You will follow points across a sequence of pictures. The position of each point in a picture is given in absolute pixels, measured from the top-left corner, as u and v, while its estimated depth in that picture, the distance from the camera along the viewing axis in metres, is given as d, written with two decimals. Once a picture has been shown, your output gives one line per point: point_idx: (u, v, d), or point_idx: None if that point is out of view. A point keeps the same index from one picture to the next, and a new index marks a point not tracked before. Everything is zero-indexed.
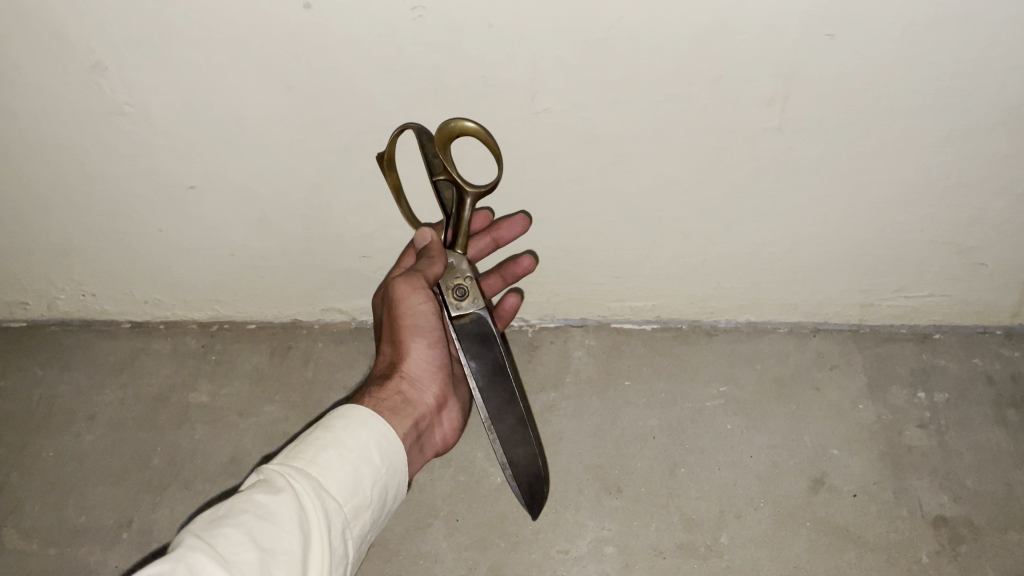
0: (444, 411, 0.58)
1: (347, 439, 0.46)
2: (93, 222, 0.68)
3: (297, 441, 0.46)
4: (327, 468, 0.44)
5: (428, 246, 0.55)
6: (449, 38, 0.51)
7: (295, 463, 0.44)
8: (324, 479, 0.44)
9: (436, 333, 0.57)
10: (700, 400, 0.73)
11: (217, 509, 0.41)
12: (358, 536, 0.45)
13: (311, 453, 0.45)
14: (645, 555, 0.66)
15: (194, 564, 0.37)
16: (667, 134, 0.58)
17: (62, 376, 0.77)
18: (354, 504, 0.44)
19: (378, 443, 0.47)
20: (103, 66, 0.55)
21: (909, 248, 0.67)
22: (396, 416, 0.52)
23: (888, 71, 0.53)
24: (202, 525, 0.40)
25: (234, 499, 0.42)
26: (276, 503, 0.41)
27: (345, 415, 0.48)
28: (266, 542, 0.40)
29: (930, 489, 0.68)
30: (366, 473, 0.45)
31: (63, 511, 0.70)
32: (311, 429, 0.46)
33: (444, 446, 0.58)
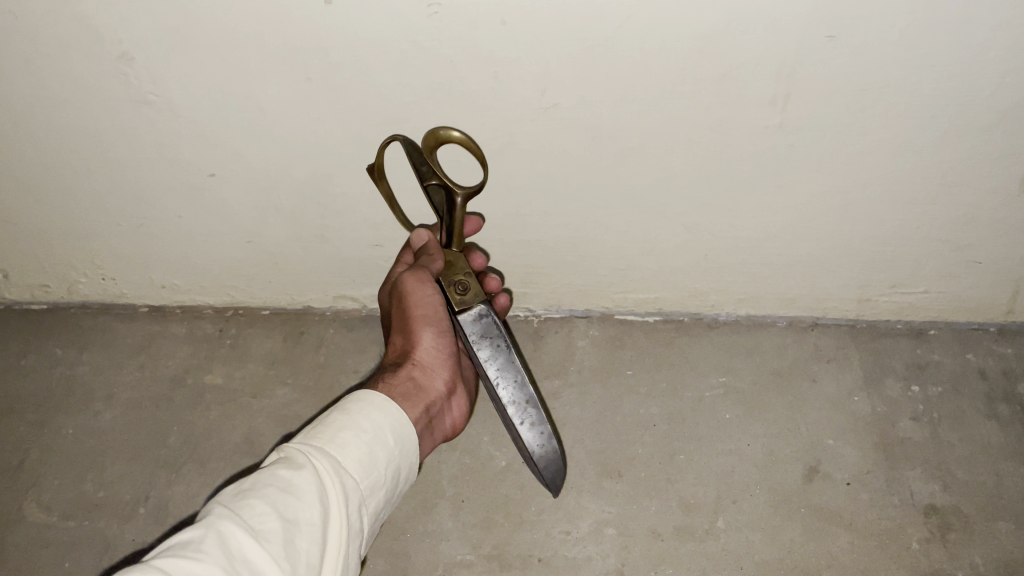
0: (453, 398, 0.61)
1: (363, 421, 0.48)
2: (115, 208, 0.70)
3: (316, 422, 0.48)
4: (345, 447, 0.46)
5: (428, 245, 0.58)
6: (464, 34, 0.54)
7: (315, 443, 0.46)
8: (342, 458, 0.46)
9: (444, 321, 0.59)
10: (700, 390, 0.75)
11: (242, 483, 0.43)
12: (374, 513, 0.47)
13: (330, 433, 0.47)
14: (644, 537, 0.67)
15: (223, 532, 0.39)
16: (672, 130, 0.60)
17: (81, 357, 0.79)
18: (371, 482, 0.46)
19: (393, 426, 0.49)
20: (131, 55, 0.57)
21: (905, 245, 0.69)
22: (408, 401, 0.54)
23: (886, 72, 0.55)
24: (229, 497, 0.42)
25: (258, 474, 0.44)
26: (298, 478, 0.43)
27: (361, 399, 0.50)
28: (289, 513, 0.42)
29: (921, 479, 0.70)
30: (382, 453, 0.48)
31: (81, 487, 0.72)
32: (329, 411, 0.49)
33: (454, 431, 0.61)
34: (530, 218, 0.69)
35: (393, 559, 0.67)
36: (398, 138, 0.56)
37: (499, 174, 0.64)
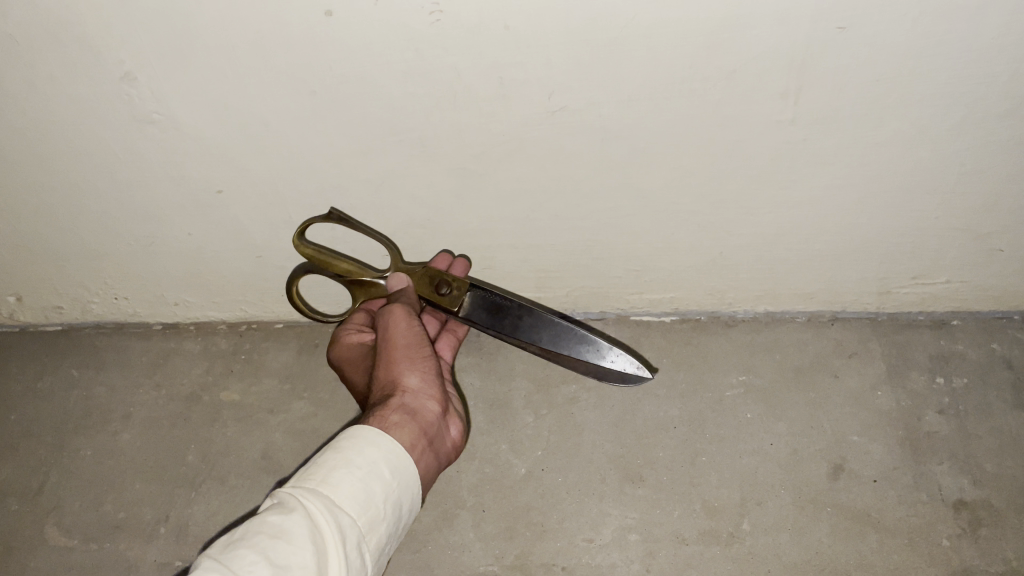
0: (449, 417, 0.59)
1: (355, 457, 0.49)
2: (124, 227, 0.70)
3: (310, 463, 0.49)
4: (338, 486, 0.47)
5: (401, 286, 0.64)
6: (467, 41, 0.53)
7: (307, 485, 0.47)
8: (335, 496, 0.47)
9: (425, 348, 0.59)
10: (720, 390, 0.74)
11: (235, 532, 0.44)
12: (373, 548, 0.48)
13: (322, 474, 0.48)
14: (668, 542, 0.66)
15: None
16: (682, 129, 0.59)
17: (97, 378, 0.79)
18: (368, 518, 0.47)
19: (388, 458, 0.50)
20: (133, 76, 0.57)
21: (925, 236, 0.68)
22: (403, 426, 0.53)
23: (899, 62, 0.54)
24: (220, 550, 0.43)
25: (250, 521, 0.45)
26: (290, 521, 0.44)
27: (354, 435, 0.50)
28: (280, 559, 0.42)
29: (949, 473, 0.68)
30: (377, 488, 0.48)
31: (101, 508, 0.72)
32: (322, 452, 0.49)
33: (457, 451, 0.59)
34: (540, 222, 0.68)
35: (415, 572, 0.67)
36: (315, 221, 0.61)
37: (509, 179, 0.64)
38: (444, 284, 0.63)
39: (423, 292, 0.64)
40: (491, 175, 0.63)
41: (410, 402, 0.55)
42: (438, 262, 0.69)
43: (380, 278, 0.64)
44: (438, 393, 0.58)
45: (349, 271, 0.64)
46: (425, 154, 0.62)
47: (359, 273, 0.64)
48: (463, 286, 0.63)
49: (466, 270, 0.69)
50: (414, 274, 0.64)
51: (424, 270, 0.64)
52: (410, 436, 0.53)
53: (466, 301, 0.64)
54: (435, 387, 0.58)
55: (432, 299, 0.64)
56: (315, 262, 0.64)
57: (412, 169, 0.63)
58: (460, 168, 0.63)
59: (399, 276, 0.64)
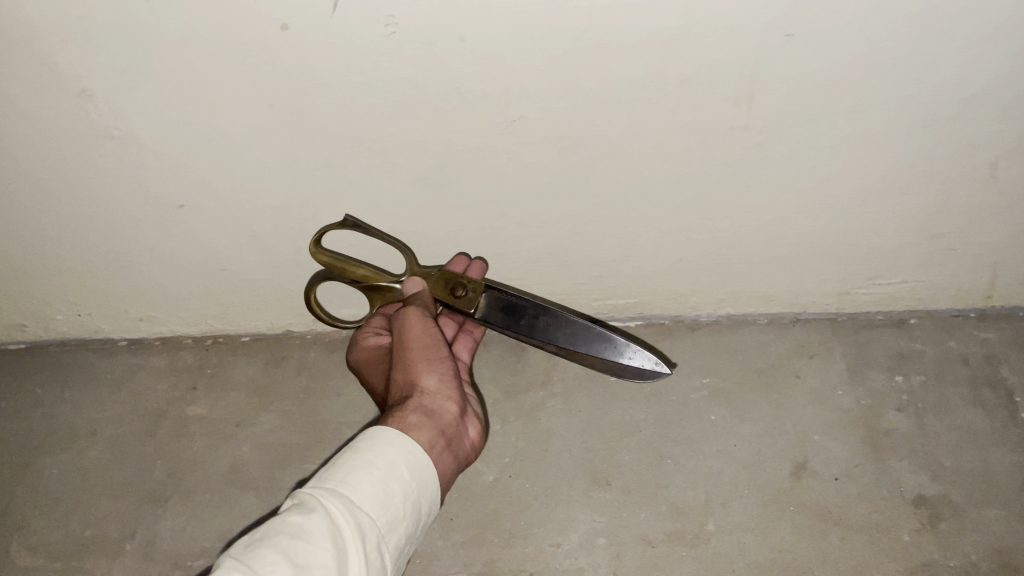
0: (467, 419, 0.59)
1: (375, 458, 0.49)
2: (87, 243, 0.70)
3: (329, 464, 0.50)
4: (358, 487, 0.47)
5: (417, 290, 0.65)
6: (424, 53, 0.54)
7: (328, 485, 0.48)
8: (355, 497, 0.47)
9: (442, 349, 0.59)
10: (685, 392, 0.74)
11: (256, 533, 0.45)
12: (393, 549, 0.48)
13: (342, 474, 0.48)
14: (635, 545, 0.67)
15: None
16: (640, 136, 0.60)
17: (62, 395, 0.79)
18: (388, 518, 0.48)
19: (407, 458, 0.50)
20: (91, 92, 0.57)
21: (881, 237, 0.69)
22: (421, 428, 0.53)
23: (848, 68, 0.55)
24: (241, 549, 0.44)
25: (271, 522, 0.45)
26: (310, 522, 0.45)
27: (373, 436, 0.51)
28: (301, 558, 0.43)
29: (909, 470, 0.70)
30: (397, 488, 0.49)
31: (66, 526, 0.71)
32: (341, 452, 0.50)
33: (476, 452, 0.59)
34: (504, 230, 0.69)
35: None
36: (331, 228, 0.62)
37: (472, 188, 0.64)
38: (460, 286, 0.64)
39: (438, 295, 0.65)
40: (454, 184, 0.64)
41: (427, 403, 0.56)
42: (456, 265, 0.69)
43: (396, 282, 0.65)
44: (456, 394, 0.58)
45: (365, 277, 0.65)
46: (387, 165, 0.62)
47: (376, 278, 0.65)
48: (478, 287, 0.65)
49: (482, 272, 0.70)
50: (430, 278, 0.65)
51: (440, 273, 0.65)
52: (427, 437, 0.53)
53: (481, 302, 0.65)
54: (453, 388, 0.58)
55: (447, 301, 0.65)
56: (333, 269, 0.65)
57: (374, 181, 0.64)
58: (422, 178, 0.63)
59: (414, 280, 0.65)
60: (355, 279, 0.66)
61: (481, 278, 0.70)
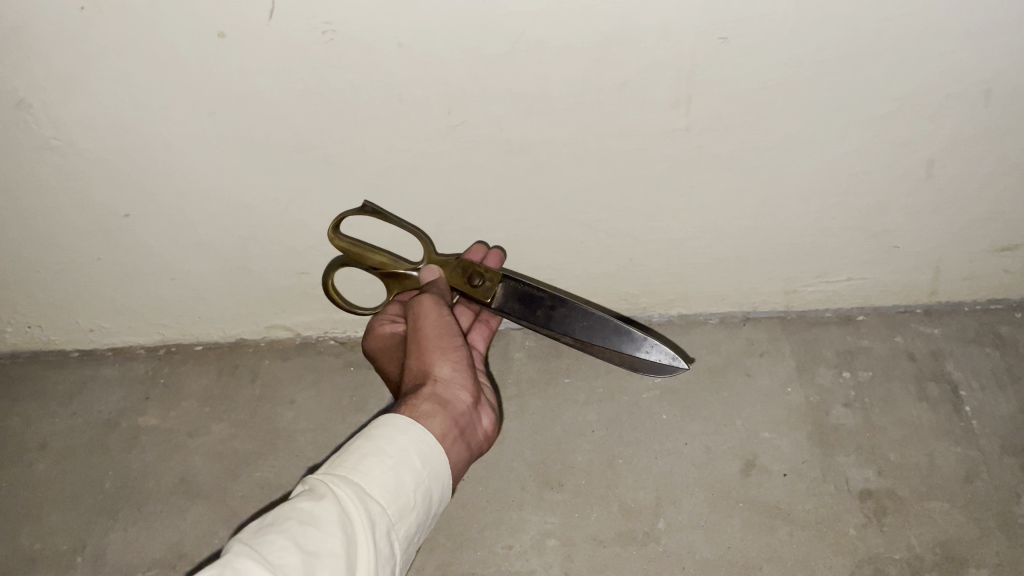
0: (481, 410, 0.58)
1: (387, 446, 0.48)
2: (32, 254, 0.69)
3: (344, 449, 0.49)
4: (369, 474, 0.47)
5: (435, 278, 0.63)
6: (362, 60, 0.54)
7: (340, 471, 0.47)
8: (366, 484, 0.46)
9: (456, 338, 0.58)
10: (637, 392, 0.75)
11: (266, 517, 0.45)
12: (404, 536, 0.48)
13: (354, 461, 0.47)
14: (587, 545, 0.67)
15: (239, 569, 0.40)
16: (581, 139, 0.60)
17: (12, 408, 0.78)
18: (398, 506, 0.47)
19: (419, 447, 0.49)
20: (28, 102, 0.56)
21: (824, 235, 0.70)
22: (433, 416, 0.52)
23: (781, 70, 0.56)
24: (251, 534, 0.44)
25: (282, 506, 0.45)
26: (321, 508, 0.44)
27: (387, 422, 0.50)
28: (309, 545, 0.43)
29: (856, 464, 0.71)
30: (408, 476, 0.48)
31: (16, 540, 0.70)
32: (355, 438, 0.49)
33: (488, 442, 0.58)
34: (453, 235, 0.69)
35: None
36: (346, 212, 0.61)
37: (419, 194, 0.65)
38: (477, 275, 0.63)
39: (455, 283, 0.64)
40: (400, 190, 0.64)
41: (440, 392, 0.55)
42: (472, 254, 0.67)
43: (414, 269, 0.65)
44: (470, 384, 0.57)
45: (382, 264, 0.64)
46: (332, 171, 0.62)
47: (393, 264, 0.64)
48: (496, 276, 0.63)
49: (500, 261, 0.68)
50: (447, 265, 0.64)
51: (457, 261, 0.64)
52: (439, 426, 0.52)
53: (498, 292, 0.63)
54: (467, 377, 0.57)
55: (464, 290, 0.63)
56: (350, 254, 0.64)
57: (319, 187, 0.64)
58: (368, 184, 0.64)
59: (431, 268, 0.63)
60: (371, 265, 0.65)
61: (500, 268, 0.68)
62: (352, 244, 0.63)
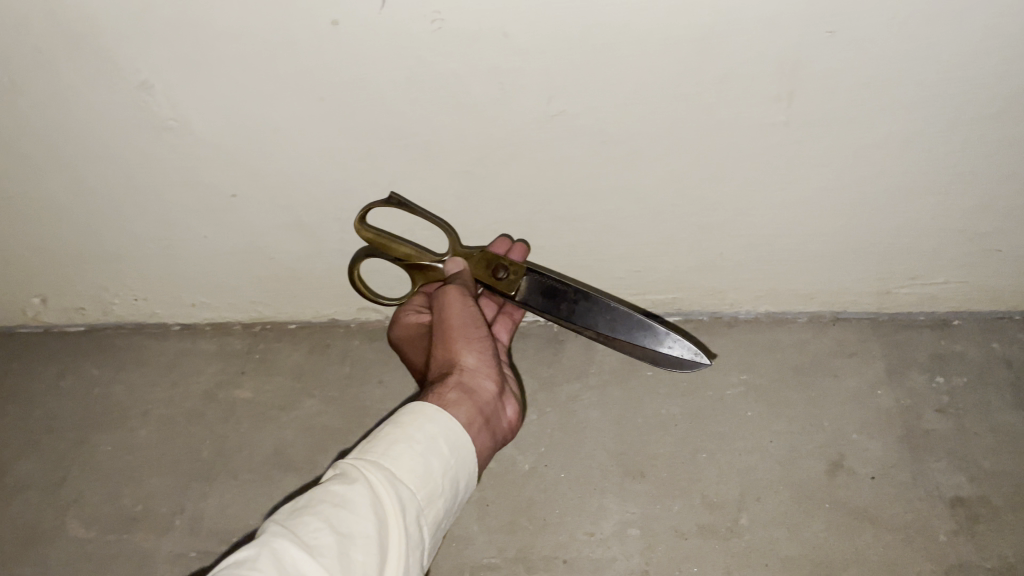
0: (505, 398, 0.61)
1: (416, 433, 0.50)
2: (143, 229, 0.73)
3: (373, 437, 0.51)
4: (399, 460, 0.48)
5: (460, 271, 0.65)
6: (467, 48, 0.55)
7: (370, 457, 0.49)
8: (396, 469, 0.48)
9: (481, 329, 0.61)
10: (722, 388, 0.75)
11: (301, 500, 0.46)
12: (433, 521, 0.49)
13: (384, 447, 0.49)
14: (668, 536, 0.67)
15: (277, 548, 0.42)
16: (678, 132, 0.61)
17: (117, 376, 0.82)
18: (427, 492, 0.49)
19: (447, 435, 0.51)
20: (150, 84, 0.59)
21: (922, 236, 0.69)
22: (461, 403, 0.54)
23: (888, 65, 0.55)
24: (286, 516, 0.45)
25: (315, 490, 0.47)
26: (352, 491, 0.46)
27: (415, 411, 0.52)
28: (343, 527, 0.44)
29: (947, 471, 0.69)
30: (436, 463, 0.50)
31: (119, 501, 0.74)
32: (384, 426, 0.51)
33: (512, 430, 0.61)
34: (543, 224, 0.70)
35: None
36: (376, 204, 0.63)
37: (512, 182, 0.66)
38: (501, 268, 0.65)
39: (480, 276, 0.66)
40: (494, 178, 0.65)
41: (466, 380, 0.57)
42: (497, 247, 0.70)
43: (438, 262, 0.66)
44: (494, 373, 0.59)
45: (408, 255, 0.65)
46: (429, 158, 0.64)
47: (419, 256, 0.65)
48: (519, 270, 0.66)
49: (523, 255, 0.70)
50: (471, 258, 0.66)
51: (481, 254, 0.66)
52: (467, 412, 0.54)
53: (522, 285, 0.66)
54: (491, 366, 0.60)
55: (488, 283, 0.66)
56: (376, 245, 0.65)
57: (416, 173, 0.65)
58: (464, 171, 0.65)
59: (456, 260, 0.65)
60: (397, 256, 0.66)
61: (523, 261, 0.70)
62: (378, 236, 0.64)
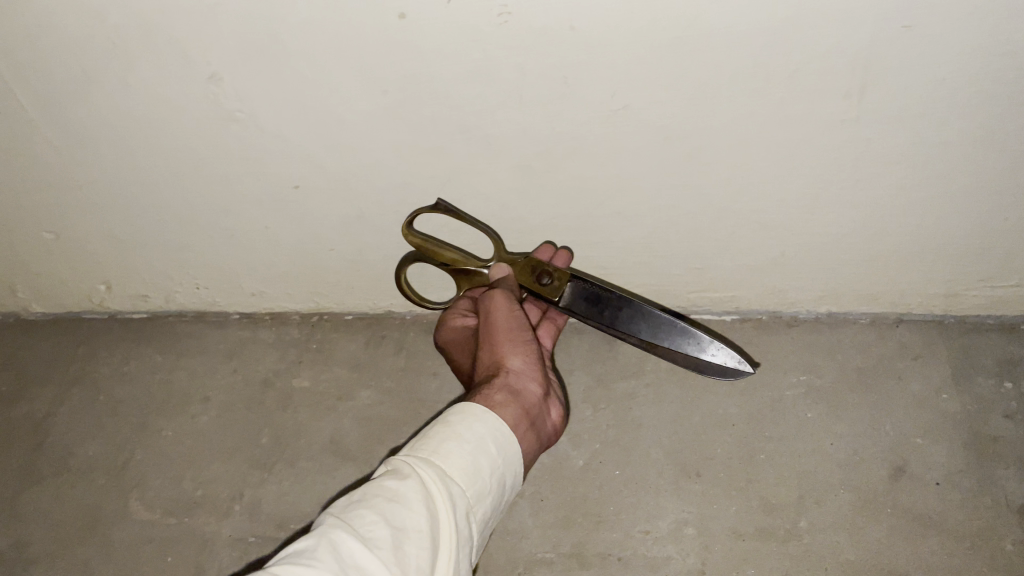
0: (550, 402, 0.60)
1: (465, 431, 0.50)
2: (207, 219, 0.74)
3: (422, 435, 0.51)
4: (450, 457, 0.48)
5: (505, 276, 0.65)
6: (535, 42, 0.55)
7: (421, 454, 0.49)
8: (447, 467, 0.48)
9: (526, 332, 0.60)
10: (781, 389, 0.73)
11: (353, 494, 0.46)
12: (481, 519, 0.49)
13: (434, 445, 0.49)
14: (725, 537, 0.67)
15: (335, 539, 0.42)
16: (745, 127, 0.60)
17: (179, 363, 0.83)
18: (477, 489, 0.49)
19: (496, 433, 0.51)
20: (219, 76, 0.60)
21: (994, 237, 0.67)
22: (507, 405, 0.54)
23: (966, 62, 0.54)
24: (340, 509, 0.46)
25: (367, 485, 0.47)
26: (404, 487, 0.46)
27: (463, 410, 0.52)
28: (397, 521, 0.44)
29: (1015, 478, 0.67)
30: (485, 462, 0.50)
31: (181, 485, 0.76)
32: (433, 424, 0.51)
33: (557, 434, 0.60)
34: (602, 219, 0.69)
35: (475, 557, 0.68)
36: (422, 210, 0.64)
37: (573, 176, 0.65)
38: (545, 274, 0.64)
39: (524, 281, 0.65)
40: (555, 172, 0.65)
41: (512, 382, 0.57)
42: (541, 253, 0.69)
43: (484, 267, 0.66)
44: (540, 376, 0.59)
45: (453, 261, 0.66)
46: (491, 151, 0.64)
47: (464, 262, 0.66)
48: (564, 276, 0.65)
49: (568, 261, 0.70)
50: (516, 264, 0.66)
51: (525, 260, 0.66)
52: (513, 414, 0.54)
53: (567, 291, 0.65)
54: (537, 369, 0.59)
55: (533, 288, 0.65)
56: (423, 250, 0.66)
57: (478, 167, 0.65)
58: (525, 165, 0.65)
59: (501, 265, 0.65)
60: (443, 262, 0.67)
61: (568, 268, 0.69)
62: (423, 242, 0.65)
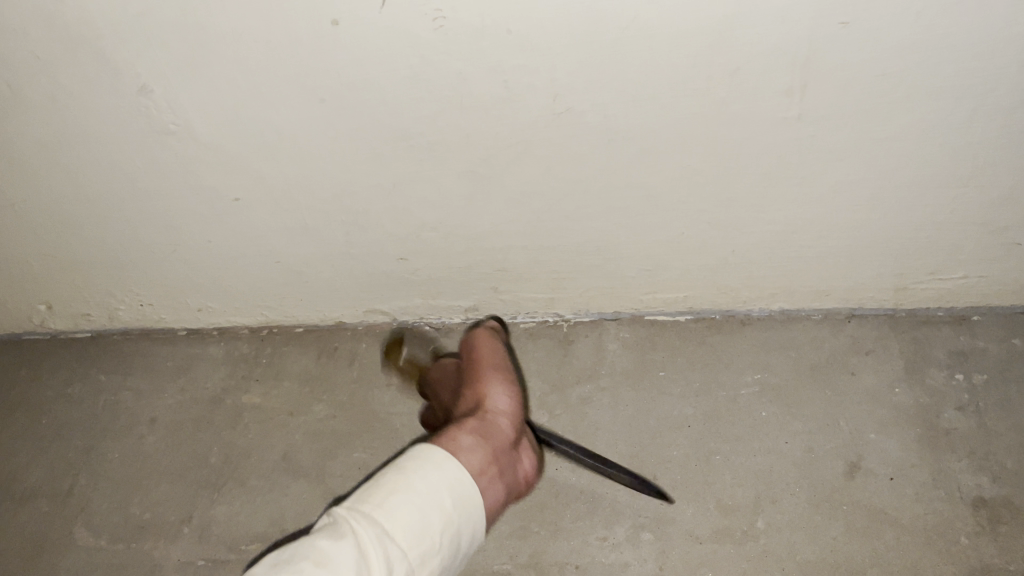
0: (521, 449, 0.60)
1: (415, 484, 0.48)
2: (146, 236, 0.72)
3: (373, 483, 0.49)
4: (393, 515, 0.46)
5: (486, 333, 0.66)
6: (471, 47, 0.54)
7: (365, 508, 0.47)
8: (389, 526, 0.46)
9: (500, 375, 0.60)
10: (735, 388, 0.73)
11: (285, 551, 0.45)
12: None
13: (380, 499, 0.47)
14: (682, 540, 0.66)
15: None
16: (689, 126, 0.59)
17: (125, 383, 0.81)
18: (422, 549, 0.46)
19: (450, 487, 0.49)
20: (149, 88, 0.58)
21: (942, 230, 0.67)
22: (473, 450, 0.53)
23: (904, 57, 0.54)
24: (267, 568, 0.44)
25: (300, 542, 0.45)
26: (333, 549, 0.44)
27: (419, 458, 0.50)
28: None
29: (969, 470, 0.68)
30: (435, 518, 0.47)
31: (129, 509, 0.73)
32: (386, 471, 0.50)
33: (530, 482, 0.60)
34: (552, 224, 0.69)
35: None
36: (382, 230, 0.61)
37: (519, 181, 0.64)
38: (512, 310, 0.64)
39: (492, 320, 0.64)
40: (502, 177, 0.64)
41: (487, 423, 0.57)
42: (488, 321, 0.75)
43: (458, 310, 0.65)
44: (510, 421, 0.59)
45: None
46: (435, 158, 0.63)
47: None
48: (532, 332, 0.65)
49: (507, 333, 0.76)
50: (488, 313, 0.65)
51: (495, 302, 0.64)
52: (480, 458, 0.53)
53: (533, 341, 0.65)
54: (517, 415, 0.60)
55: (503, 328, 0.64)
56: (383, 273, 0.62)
57: (422, 174, 0.64)
58: (469, 171, 0.64)
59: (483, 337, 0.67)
60: None
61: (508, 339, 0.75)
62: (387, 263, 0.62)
